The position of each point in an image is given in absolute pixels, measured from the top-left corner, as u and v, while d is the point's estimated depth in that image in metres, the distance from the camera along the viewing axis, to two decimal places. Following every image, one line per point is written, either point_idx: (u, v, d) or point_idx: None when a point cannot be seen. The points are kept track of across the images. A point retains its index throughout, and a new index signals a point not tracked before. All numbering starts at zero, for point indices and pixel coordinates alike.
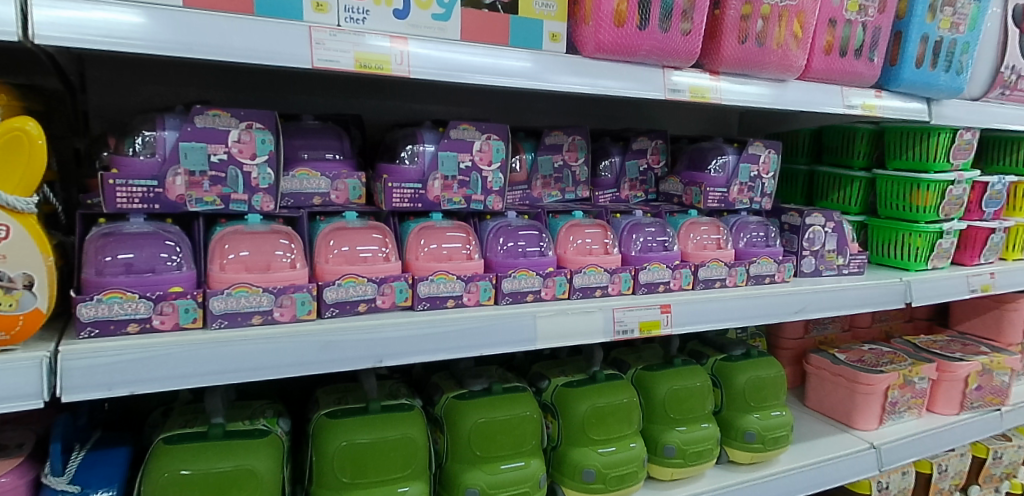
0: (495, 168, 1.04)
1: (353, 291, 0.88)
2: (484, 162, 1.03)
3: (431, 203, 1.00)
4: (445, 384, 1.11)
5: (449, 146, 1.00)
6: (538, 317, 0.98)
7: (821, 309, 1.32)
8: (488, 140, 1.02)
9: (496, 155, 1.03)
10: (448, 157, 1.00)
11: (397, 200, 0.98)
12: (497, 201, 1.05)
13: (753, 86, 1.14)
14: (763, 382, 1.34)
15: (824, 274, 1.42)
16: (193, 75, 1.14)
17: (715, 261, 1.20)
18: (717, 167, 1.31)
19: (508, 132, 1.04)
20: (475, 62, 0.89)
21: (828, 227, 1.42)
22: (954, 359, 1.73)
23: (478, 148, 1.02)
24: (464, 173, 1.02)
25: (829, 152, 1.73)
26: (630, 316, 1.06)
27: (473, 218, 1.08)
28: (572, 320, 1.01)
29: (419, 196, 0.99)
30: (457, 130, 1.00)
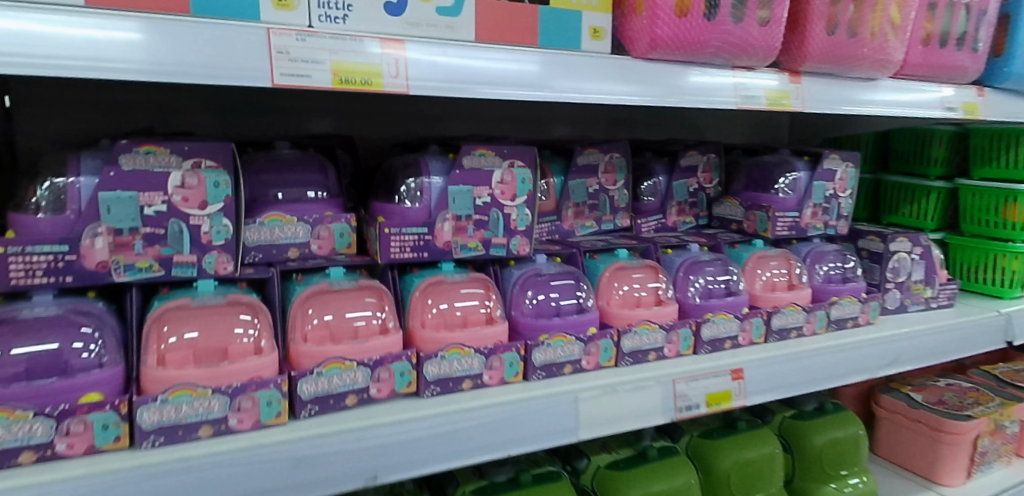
0: (521, 203, 0.81)
1: (338, 381, 0.66)
2: (506, 197, 0.80)
3: (442, 252, 0.77)
4: (461, 471, 0.89)
5: (462, 177, 0.77)
6: (581, 398, 0.76)
7: (913, 358, 1.09)
8: (511, 168, 0.80)
9: (521, 187, 0.81)
10: (462, 192, 0.77)
11: (396, 251, 0.75)
12: (525, 244, 0.83)
13: (841, 89, 0.91)
14: (841, 444, 1.14)
15: (910, 309, 1.19)
16: (143, 93, 0.92)
17: (791, 306, 0.98)
18: (788, 186, 1.08)
19: (535, 156, 0.82)
20: (500, 71, 0.66)
21: (916, 254, 1.19)
22: None
23: (500, 179, 0.80)
24: (482, 211, 0.79)
25: (899, 158, 1.50)
26: (694, 389, 0.84)
27: (493, 264, 0.85)
28: (624, 399, 0.79)
29: (424, 243, 0.76)
30: (471, 156, 0.78)
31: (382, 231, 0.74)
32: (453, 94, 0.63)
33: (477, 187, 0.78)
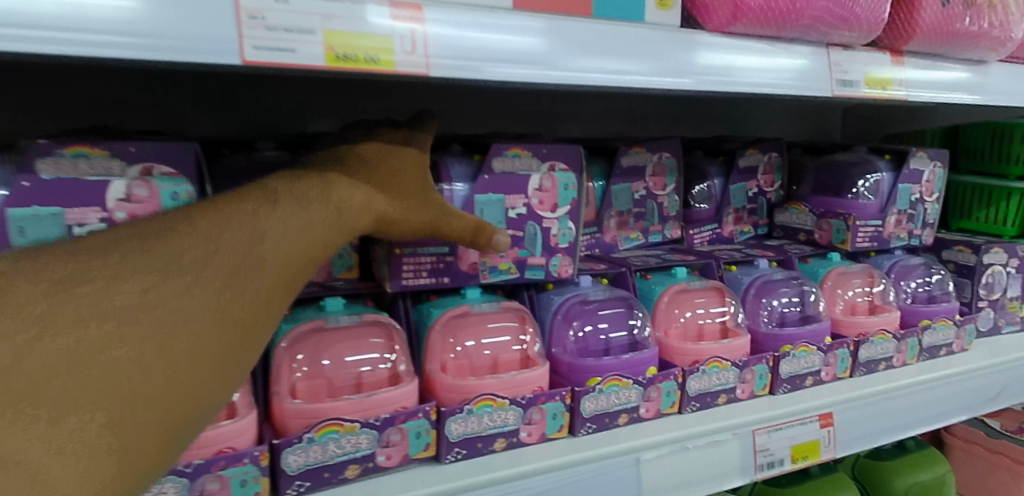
0: (563, 215, 0.66)
1: (335, 448, 0.51)
2: (545, 207, 0.65)
3: (471, 275, 0.63)
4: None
5: (491, 184, 0.63)
6: (644, 458, 0.61)
7: (1018, 390, 0.93)
8: (552, 171, 0.65)
9: (563, 194, 0.66)
10: (491, 202, 0.63)
11: (409, 277, 0.60)
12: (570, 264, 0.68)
13: (946, 73, 0.75)
14: (928, 491, 0.97)
15: (1004, 331, 1.02)
16: (102, 80, 0.77)
17: (882, 334, 0.82)
18: (868, 189, 0.92)
19: (582, 157, 0.67)
20: (545, 49, 0.51)
21: (1010, 268, 1.02)
22: None
23: (539, 184, 0.65)
24: (519, 224, 0.64)
25: (971, 157, 1.31)
26: (778, 440, 0.69)
27: (527, 288, 0.71)
28: (694, 458, 0.64)
29: (446, 265, 0.62)
30: (502, 158, 0.63)
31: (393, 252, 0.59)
32: (469, 74, 0.48)
33: (512, 195, 0.64)
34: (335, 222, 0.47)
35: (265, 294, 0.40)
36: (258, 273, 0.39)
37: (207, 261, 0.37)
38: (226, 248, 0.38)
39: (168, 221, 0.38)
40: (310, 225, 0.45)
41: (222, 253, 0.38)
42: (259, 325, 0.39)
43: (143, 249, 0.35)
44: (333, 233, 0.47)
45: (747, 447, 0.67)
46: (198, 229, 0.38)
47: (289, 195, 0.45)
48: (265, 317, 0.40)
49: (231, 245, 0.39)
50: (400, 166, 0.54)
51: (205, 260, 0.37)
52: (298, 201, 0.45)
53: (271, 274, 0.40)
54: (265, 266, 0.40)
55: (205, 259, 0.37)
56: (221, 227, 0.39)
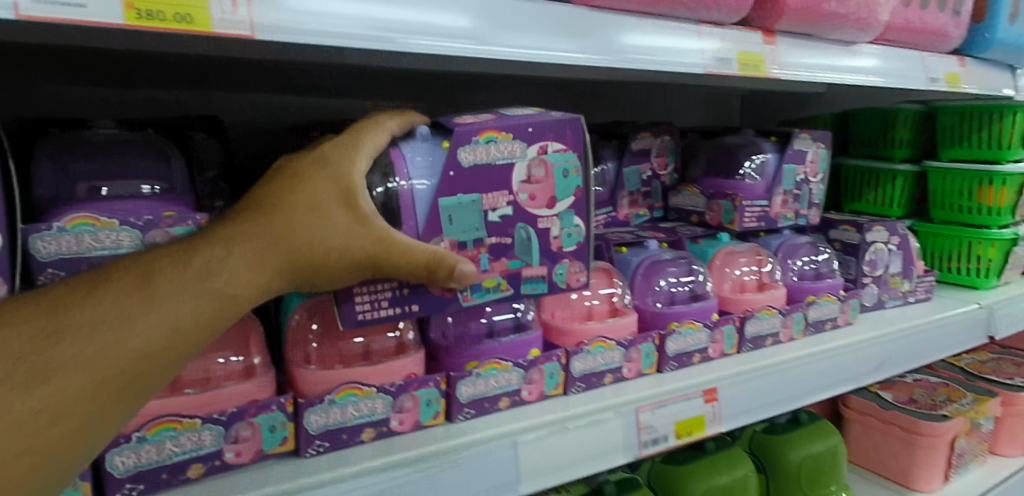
0: (564, 208, 0.60)
1: (171, 447, 0.47)
2: (540, 199, 0.59)
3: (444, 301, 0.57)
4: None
5: (467, 183, 0.57)
6: (521, 441, 0.59)
7: (898, 360, 0.97)
8: (541, 155, 0.59)
9: (561, 182, 0.60)
10: (462, 207, 0.57)
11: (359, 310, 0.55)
12: (572, 278, 0.63)
13: (820, 53, 0.78)
14: (820, 461, 1.00)
15: (888, 305, 1.07)
16: None
17: (767, 309, 0.83)
18: (754, 171, 0.94)
19: (582, 131, 0.60)
20: (446, 22, 0.51)
21: (892, 244, 1.07)
22: (1018, 389, 1.44)
23: (527, 174, 0.58)
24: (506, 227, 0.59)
25: (859, 142, 1.36)
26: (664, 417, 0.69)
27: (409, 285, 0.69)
28: (575, 439, 0.63)
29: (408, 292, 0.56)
30: (472, 145, 0.56)
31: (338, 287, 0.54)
32: (388, 46, 0.48)
33: (493, 193, 0.58)
34: (208, 287, 0.42)
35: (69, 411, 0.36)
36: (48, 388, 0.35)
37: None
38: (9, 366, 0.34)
39: None
40: (157, 311, 0.40)
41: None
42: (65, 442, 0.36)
43: None
44: (209, 303, 0.42)
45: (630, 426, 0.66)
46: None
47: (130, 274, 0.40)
48: (76, 431, 0.37)
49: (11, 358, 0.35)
50: (328, 195, 0.49)
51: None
52: (138, 282, 0.40)
53: (76, 386, 0.36)
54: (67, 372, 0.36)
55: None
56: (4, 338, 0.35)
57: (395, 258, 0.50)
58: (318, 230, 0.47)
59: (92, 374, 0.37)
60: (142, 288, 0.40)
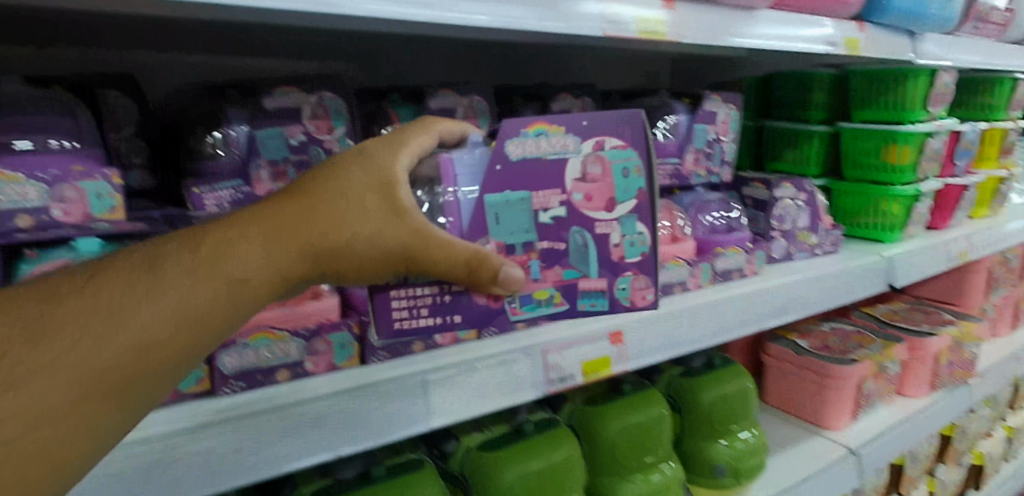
0: (626, 209, 0.59)
1: None
2: (601, 197, 0.58)
3: (487, 314, 0.58)
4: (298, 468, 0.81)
5: (519, 183, 0.56)
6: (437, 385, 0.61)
7: (801, 306, 1.05)
8: (596, 150, 0.58)
9: (621, 181, 0.58)
10: (512, 207, 0.57)
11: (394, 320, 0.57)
12: (636, 295, 0.61)
13: (719, 18, 0.82)
14: (731, 401, 1.08)
15: (797, 257, 1.15)
16: None
17: (675, 260, 0.91)
18: (668, 130, 0.98)
19: (644, 122, 0.58)
20: None
21: (799, 201, 1.15)
22: (924, 335, 1.56)
23: (582, 172, 0.57)
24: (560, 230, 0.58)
25: (780, 105, 1.43)
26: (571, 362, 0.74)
27: None
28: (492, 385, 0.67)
29: (449, 300, 0.57)
30: (521, 138, 0.56)
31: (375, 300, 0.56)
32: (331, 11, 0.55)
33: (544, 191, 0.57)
34: (218, 270, 0.44)
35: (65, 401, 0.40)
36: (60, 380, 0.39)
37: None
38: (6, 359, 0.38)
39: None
40: (155, 302, 0.42)
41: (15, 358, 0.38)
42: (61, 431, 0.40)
43: None
44: (218, 295, 0.44)
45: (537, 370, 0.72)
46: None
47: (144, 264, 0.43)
48: (72, 427, 0.41)
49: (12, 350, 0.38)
50: (365, 183, 0.49)
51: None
52: (143, 273, 0.43)
53: (89, 374, 0.40)
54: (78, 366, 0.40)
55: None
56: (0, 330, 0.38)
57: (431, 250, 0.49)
58: (351, 217, 0.48)
59: (85, 367, 0.40)
60: (145, 276, 0.42)
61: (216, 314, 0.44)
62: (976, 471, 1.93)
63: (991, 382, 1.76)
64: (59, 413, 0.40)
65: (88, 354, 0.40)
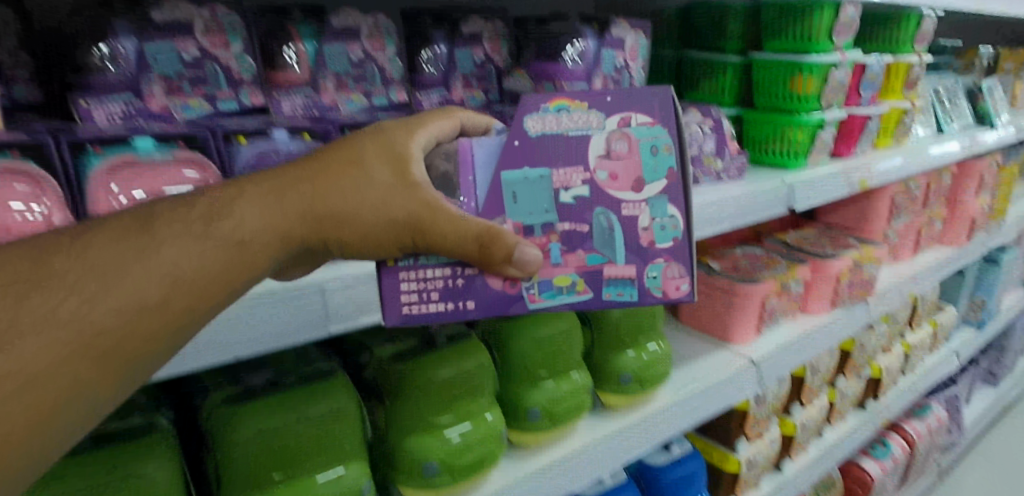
0: (642, 187, 0.71)
1: None
2: (621, 174, 0.71)
3: (501, 299, 0.69)
4: (211, 380, 0.84)
5: (544, 161, 0.69)
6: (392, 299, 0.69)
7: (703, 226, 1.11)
8: (622, 128, 0.71)
9: (639, 160, 0.71)
10: (530, 184, 0.69)
11: (408, 304, 0.68)
12: (666, 284, 0.74)
13: None
14: (638, 314, 1.17)
15: (702, 182, 1.21)
16: None
17: None
18: (575, 55, 1.01)
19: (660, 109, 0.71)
20: None
21: (706, 127, 1.21)
22: (827, 257, 1.67)
23: (607, 149, 0.70)
24: (580, 210, 0.70)
25: (696, 35, 1.48)
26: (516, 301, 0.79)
27: (214, 137, 0.69)
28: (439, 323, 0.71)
29: (460, 283, 0.68)
30: (541, 114, 0.69)
31: (391, 285, 0.67)
32: None
33: (566, 171, 0.69)
34: (211, 231, 0.56)
35: (68, 350, 0.51)
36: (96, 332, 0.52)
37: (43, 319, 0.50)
38: (3, 313, 0.49)
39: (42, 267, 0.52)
40: (149, 263, 0.53)
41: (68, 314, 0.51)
42: (61, 377, 0.51)
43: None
44: (235, 254, 0.56)
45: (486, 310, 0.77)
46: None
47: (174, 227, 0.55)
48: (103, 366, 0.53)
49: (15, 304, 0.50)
50: (376, 161, 0.62)
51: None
52: (141, 238, 0.54)
53: (116, 326, 0.52)
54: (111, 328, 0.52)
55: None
56: (4, 284, 0.50)
57: (434, 221, 0.61)
58: (350, 189, 0.60)
59: (79, 322, 0.51)
60: (139, 238, 0.54)
61: (205, 278, 0.56)
62: (872, 382, 2.12)
63: (888, 301, 1.90)
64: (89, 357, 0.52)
65: (83, 311, 0.51)
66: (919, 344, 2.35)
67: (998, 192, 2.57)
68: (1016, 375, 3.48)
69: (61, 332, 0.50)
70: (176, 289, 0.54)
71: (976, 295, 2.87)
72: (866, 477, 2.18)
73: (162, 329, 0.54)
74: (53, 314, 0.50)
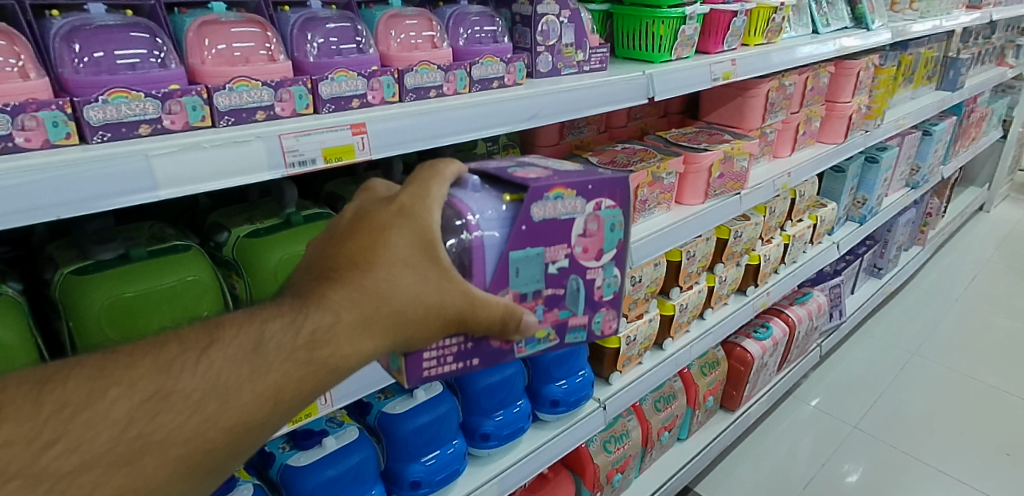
0: (603, 259, 0.84)
1: None
2: (589, 249, 0.82)
3: (499, 353, 0.79)
4: (61, 256, 0.89)
5: (537, 239, 0.77)
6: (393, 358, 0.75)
7: (557, 111, 1.16)
8: (596, 211, 0.81)
9: (605, 237, 0.83)
10: (528, 258, 0.77)
11: (425, 368, 0.75)
12: (605, 325, 0.89)
13: None
14: None
15: (564, 73, 1.28)
16: None
17: (424, 64, 0.98)
18: None
19: (624, 192, 0.83)
20: None
21: (564, 18, 1.25)
22: (700, 151, 1.80)
23: (584, 229, 0.81)
24: (562, 278, 0.81)
25: None
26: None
27: (27, 11, 0.74)
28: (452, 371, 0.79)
29: (471, 347, 0.76)
30: (544, 202, 0.76)
31: (413, 358, 0.74)
32: None
33: (554, 248, 0.79)
34: (313, 357, 0.59)
35: (186, 470, 0.54)
36: (206, 443, 0.54)
37: (150, 422, 0.52)
38: (130, 429, 0.51)
39: (142, 368, 0.54)
40: (259, 385, 0.57)
41: (184, 422, 0.53)
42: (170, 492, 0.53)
43: (87, 408, 0.51)
44: (315, 368, 0.59)
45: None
46: (118, 404, 0.52)
47: (267, 337, 0.58)
48: (200, 480, 0.55)
49: (136, 425, 0.52)
50: (426, 262, 0.66)
51: (102, 448, 0.50)
52: (252, 361, 0.57)
53: (221, 437, 0.55)
54: (228, 437, 0.55)
55: (115, 433, 0.51)
56: (132, 403, 0.52)
57: (476, 315, 0.69)
58: (419, 301, 0.65)
59: (196, 440, 0.54)
60: (251, 359, 0.57)
61: (303, 393, 0.59)
62: (751, 270, 2.31)
63: (764, 192, 2.02)
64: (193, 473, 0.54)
65: (201, 427, 0.54)
66: (798, 235, 2.54)
67: (874, 91, 2.74)
68: (898, 265, 3.77)
69: (181, 450, 0.53)
70: (275, 410, 0.58)
71: (859, 192, 3.08)
72: (748, 355, 2.40)
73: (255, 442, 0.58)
74: (178, 435, 0.53)
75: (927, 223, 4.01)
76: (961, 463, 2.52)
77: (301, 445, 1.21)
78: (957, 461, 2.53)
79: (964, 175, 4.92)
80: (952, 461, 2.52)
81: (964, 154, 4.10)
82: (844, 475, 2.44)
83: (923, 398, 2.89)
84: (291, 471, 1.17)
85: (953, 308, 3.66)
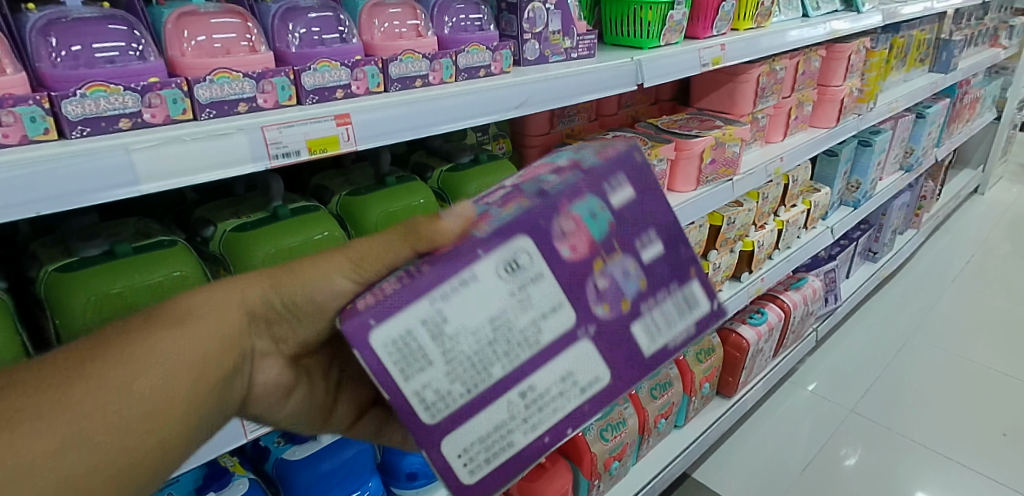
0: (548, 166, 0.71)
1: None
2: (527, 174, 0.71)
3: (456, 254, 0.63)
4: (46, 254, 0.89)
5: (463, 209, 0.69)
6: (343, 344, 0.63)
7: (546, 99, 1.15)
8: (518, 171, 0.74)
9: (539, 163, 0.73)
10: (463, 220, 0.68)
11: (359, 302, 0.61)
12: (599, 169, 0.70)
13: None
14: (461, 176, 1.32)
15: (552, 60, 1.27)
16: None
17: (409, 53, 0.97)
18: None
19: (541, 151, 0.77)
20: None
21: (551, 4, 1.24)
22: (691, 137, 1.79)
23: (509, 178, 0.73)
24: (512, 196, 0.67)
25: None
26: (672, 308, 0.73)
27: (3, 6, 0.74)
28: (439, 322, 0.62)
29: (410, 272, 0.63)
30: None
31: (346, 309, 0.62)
32: None
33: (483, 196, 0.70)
34: (167, 319, 0.56)
35: (61, 445, 0.46)
36: (78, 409, 0.47)
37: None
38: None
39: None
40: (114, 353, 0.51)
41: (40, 390, 0.47)
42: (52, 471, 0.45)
43: None
44: (176, 329, 0.55)
45: (592, 352, 0.68)
46: None
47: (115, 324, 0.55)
48: (86, 459, 0.47)
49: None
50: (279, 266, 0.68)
51: None
52: (95, 340, 0.52)
53: (94, 400, 0.48)
54: (102, 398, 0.49)
55: None
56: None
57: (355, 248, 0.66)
58: (264, 275, 0.65)
59: (59, 408, 0.47)
60: (97, 340, 0.52)
61: (175, 349, 0.54)
62: (745, 256, 2.31)
63: (756, 178, 2.01)
64: (71, 445, 0.47)
65: (68, 398, 0.47)
66: (793, 221, 2.53)
67: (866, 74, 2.73)
68: (893, 249, 3.78)
69: (45, 419, 0.46)
70: (147, 372, 0.52)
71: (853, 176, 3.07)
72: (743, 341, 2.40)
73: (143, 414, 0.51)
74: (37, 403, 0.46)
75: (921, 206, 4.01)
76: (958, 444, 2.53)
77: (296, 439, 1.22)
78: (954, 442, 2.54)
79: (959, 158, 4.92)
80: (950, 443, 2.53)
81: (958, 137, 4.10)
82: (842, 459, 2.45)
83: (920, 380, 2.90)
84: (286, 464, 1.18)
85: (948, 291, 3.67)
